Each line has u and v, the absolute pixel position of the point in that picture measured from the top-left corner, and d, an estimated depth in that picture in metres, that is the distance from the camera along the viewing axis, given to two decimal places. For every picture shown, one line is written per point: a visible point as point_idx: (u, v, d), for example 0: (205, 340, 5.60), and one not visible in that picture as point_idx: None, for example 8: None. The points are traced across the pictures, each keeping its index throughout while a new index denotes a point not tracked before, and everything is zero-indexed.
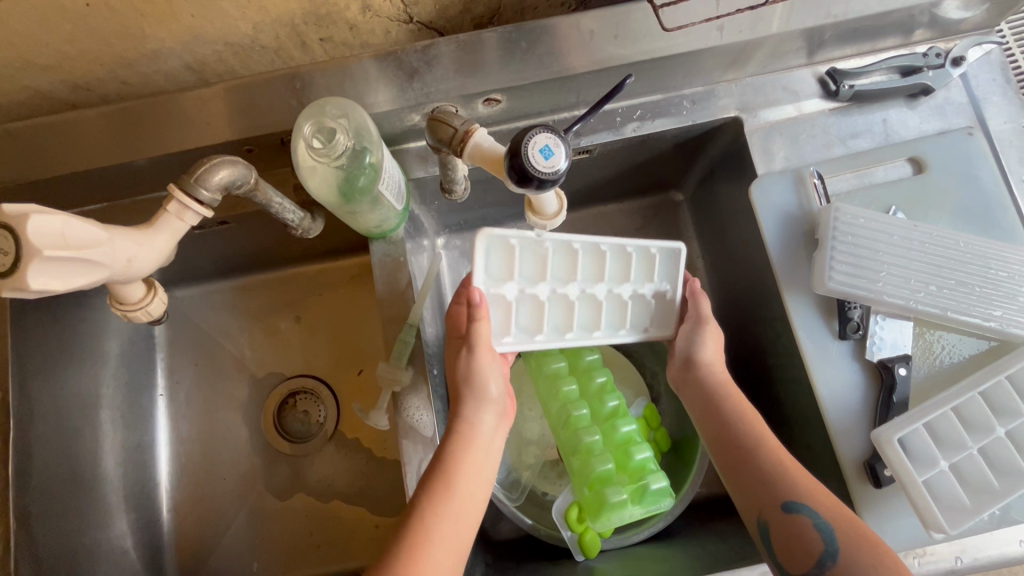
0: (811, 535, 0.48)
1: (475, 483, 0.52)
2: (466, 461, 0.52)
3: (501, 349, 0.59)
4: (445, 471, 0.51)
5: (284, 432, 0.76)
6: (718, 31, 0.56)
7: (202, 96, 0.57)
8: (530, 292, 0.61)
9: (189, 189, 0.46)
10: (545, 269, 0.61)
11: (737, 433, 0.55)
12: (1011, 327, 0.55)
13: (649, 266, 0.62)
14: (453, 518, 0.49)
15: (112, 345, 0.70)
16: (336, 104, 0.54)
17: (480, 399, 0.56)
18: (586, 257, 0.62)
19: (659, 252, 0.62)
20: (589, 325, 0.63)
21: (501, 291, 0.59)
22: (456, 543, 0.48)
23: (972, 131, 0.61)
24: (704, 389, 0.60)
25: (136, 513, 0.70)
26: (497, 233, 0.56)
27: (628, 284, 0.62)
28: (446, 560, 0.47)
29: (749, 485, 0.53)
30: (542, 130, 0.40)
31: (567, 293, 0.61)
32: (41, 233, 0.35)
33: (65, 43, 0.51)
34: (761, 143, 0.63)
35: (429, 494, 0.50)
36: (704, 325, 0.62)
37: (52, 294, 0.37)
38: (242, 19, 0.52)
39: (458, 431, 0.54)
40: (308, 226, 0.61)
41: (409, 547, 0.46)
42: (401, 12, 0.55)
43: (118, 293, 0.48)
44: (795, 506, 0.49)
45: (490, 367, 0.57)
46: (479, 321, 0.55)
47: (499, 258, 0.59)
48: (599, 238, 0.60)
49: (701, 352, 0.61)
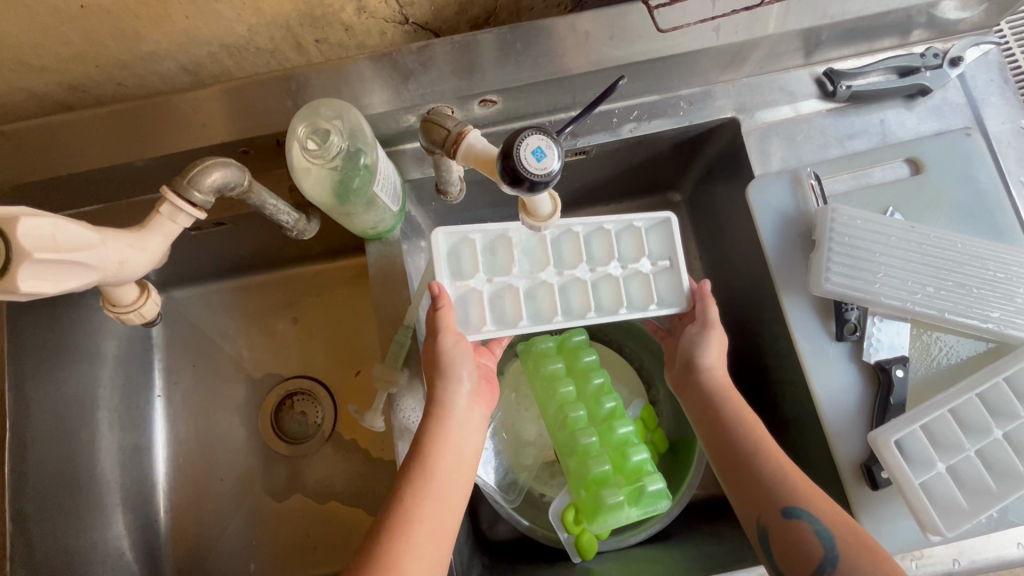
0: (811, 541, 0.47)
1: (456, 467, 0.53)
2: (444, 446, 0.53)
3: (471, 337, 0.58)
4: (425, 458, 0.52)
5: (282, 433, 0.76)
6: (714, 32, 0.56)
7: (198, 96, 0.57)
8: (502, 279, 0.61)
9: (181, 191, 0.46)
10: (512, 258, 0.62)
11: (736, 436, 0.55)
12: (1008, 329, 0.55)
13: (637, 239, 0.63)
14: (436, 504, 0.50)
15: (108, 346, 0.70)
16: (331, 105, 0.54)
17: (450, 378, 0.55)
18: (557, 246, 0.64)
19: (645, 224, 0.63)
20: (578, 309, 0.61)
21: (470, 284, 0.60)
22: (439, 526, 0.49)
23: (969, 132, 0.61)
24: (702, 392, 0.59)
25: (133, 514, 0.70)
26: (453, 230, 0.59)
27: (615, 262, 0.62)
28: (430, 544, 0.48)
29: (747, 489, 0.52)
30: (534, 132, 0.39)
31: (545, 277, 0.62)
32: (31, 236, 0.35)
33: (60, 45, 0.51)
34: (757, 143, 0.63)
35: (411, 483, 0.51)
36: (708, 328, 0.61)
37: (43, 296, 0.37)
38: (237, 21, 0.52)
39: (434, 414, 0.55)
40: (302, 228, 0.61)
41: (392, 534, 0.47)
42: (397, 14, 0.55)
43: (112, 296, 0.48)
44: (795, 512, 0.49)
45: (456, 348, 0.56)
46: (441, 309, 0.55)
47: (463, 256, 0.61)
48: (567, 220, 0.61)
49: (704, 357, 0.60)
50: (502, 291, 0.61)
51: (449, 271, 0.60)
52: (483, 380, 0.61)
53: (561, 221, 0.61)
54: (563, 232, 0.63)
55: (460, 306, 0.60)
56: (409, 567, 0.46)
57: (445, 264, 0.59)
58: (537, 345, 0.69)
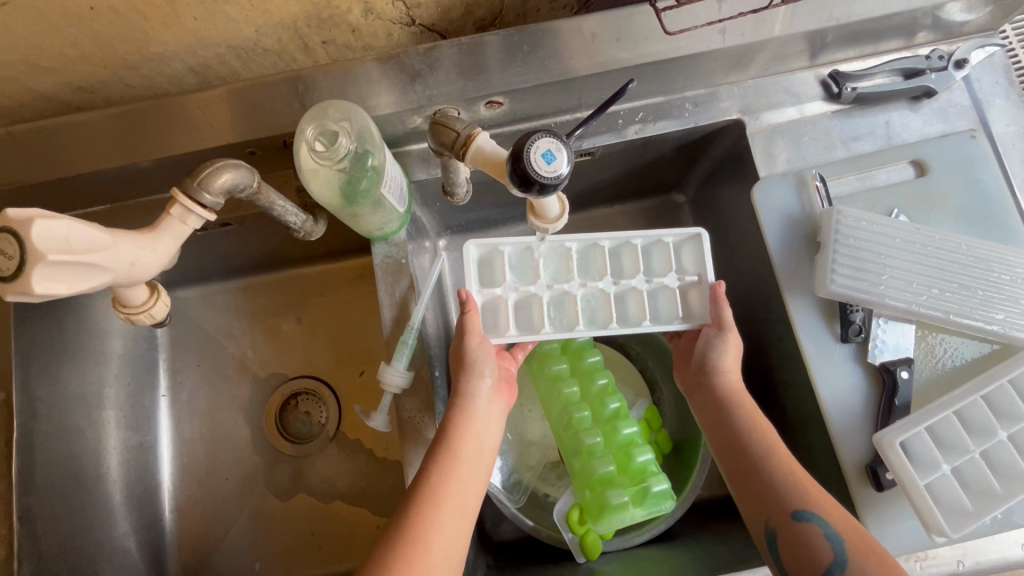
0: (821, 544, 0.48)
1: (476, 460, 0.54)
2: (465, 440, 0.54)
3: (493, 339, 0.58)
4: (448, 450, 0.53)
5: (287, 434, 0.76)
6: (720, 34, 0.56)
7: (205, 98, 0.57)
8: (526, 288, 0.61)
9: (192, 192, 0.46)
10: (539, 270, 0.62)
11: (748, 440, 0.55)
12: (1013, 330, 0.55)
13: (666, 255, 0.63)
14: (457, 493, 0.51)
15: (114, 346, 0.70)
16: (338, 106, 0.55)
17: (473, 372, 0.57)
18: (583, 258, 0.64)
19: (675, 240, 0.63)
20: (602, 320, 0.62)
21: (495, 292, 0.61)
22: (462, 510, 0.50)
23: (975, 133, 0.61)
24: (713, 394, 0.59)
25: (137, 513, 0.70)
26: (484, 241, 0.60)
27: (640, 276, 0.62)
28: (454, 529, 0.49)
29: (757, 491, 0.52)
30: (544, 135, 0.39)
31: (569, 288, 0.61)
32: (45, 238, 0.35)
33: (68, 46, 0.51)
34: (763, 145, 0.63)
35: (437, 470, 0.51)
36: (726, 332, 0.59)
37: (56, 298, 0.37)
38: (244, 22, 0.52)
39: (455, 407, 0.56)
40: (309, 229, 0.61)
41: (418, 517, 0.48)
42: (404, 15, 0.55)
43: (122, 296, 0.48)
44: (805, 515, 0.49)
45: (480, 348, 0.57)
46: (468, 312, 0.58)
47: (494, 265, 0.62)
48: (594, 235, 0.61)
49: (718, 359, 0.59)
50: (527, 300, 0.62)
51: (477, 281, 0.61)
52: (505, 381, 0.61)
53: (588, 236, 0.61)
54: (589, 245, 0.63)
55: (487, 313, 0.61)
56: (436, 543, 0.47)
57: (473, 275, 0.60)
58: (542, 345, 0.69)
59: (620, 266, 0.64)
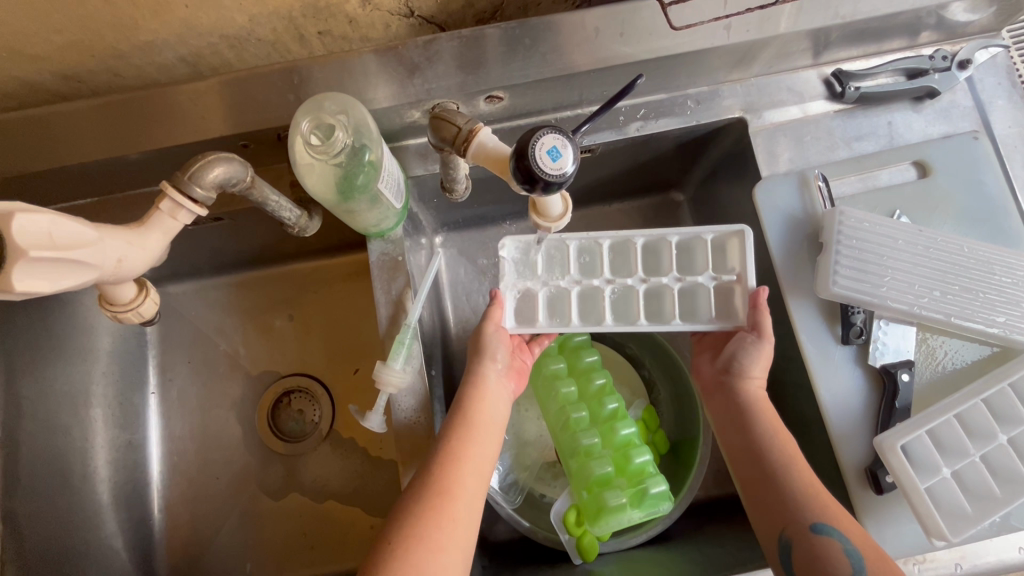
0: (839, 558, 0.47)
1: (491, 427, 0.56)
2: (481, 409, 0.56)
3: (509, 328, 0.59)
4: (466, 416, 0.55)
5: (280, 432, 0.75)
6: (725, 30, 0.55)
7: (197, 89, 0.56)
8: (557, 283, 0.61)
9: (182, 186, 0.44)
10: (569, 263, 0.62)
11: (768, 449, 0.55)
12: (1014, 334, 0.55)
13: (706, 253, 0.60)
14: (477, 456, 0.53)
15: (102, 342, 0.69)
16: (335, 99, 0.53)
17: (487, 356, 0.58)
18: (617, 255, 0.62)
19: (717, 236, 0.60)
20: (631, 315, 0.61)
21: (527, 285, 0.61)
22: (481, 469, 0.53)
23: (977, 136, 0.61)
24: (734, 403, 0.59)
25: (125, 513, 0.68)
26: (519, 237, 0.61)
27: (673, 273, 0.61)
28: (474, 486, 0.52)
29: (774, 501, 0.52)
30: (549, 130, 0.38)
31: (597, 283, 0.61)
32: (27, 233, 0.34)
33: (54, 32, 0.50)
34: (765, 144, 0.63)
35: (457, 435, 0.53)
36: (763, 341, 0.57)
37: (38, 295, 0.35)
38: (238, 11, 0.51)
39: (470, 383, 0.57)
40: (304, 225, 0.59)
41: (441, 474, 0.51)
42: (402, 6, 0.54)
43: (109, 294, 0.47)
44: (822, 528, 0.48)
45: (496, 335, 0.58)
46: (494, 304, 0.59)
47: (530, 258, 0.62)
48: (628, 232, 0.60)
49: (750, 367, 0.58)
50: (558, 294, 0.62)
51: (511, 271, 0.61)
52: (514, 371, 0.61)
53: (621, 233, 0.60)
54: (623, 241, 0.62)
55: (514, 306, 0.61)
56: (460, 496, 0.50)
57: (508, 269, 0.61)
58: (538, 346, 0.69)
59: (657, 260, 0.62)
